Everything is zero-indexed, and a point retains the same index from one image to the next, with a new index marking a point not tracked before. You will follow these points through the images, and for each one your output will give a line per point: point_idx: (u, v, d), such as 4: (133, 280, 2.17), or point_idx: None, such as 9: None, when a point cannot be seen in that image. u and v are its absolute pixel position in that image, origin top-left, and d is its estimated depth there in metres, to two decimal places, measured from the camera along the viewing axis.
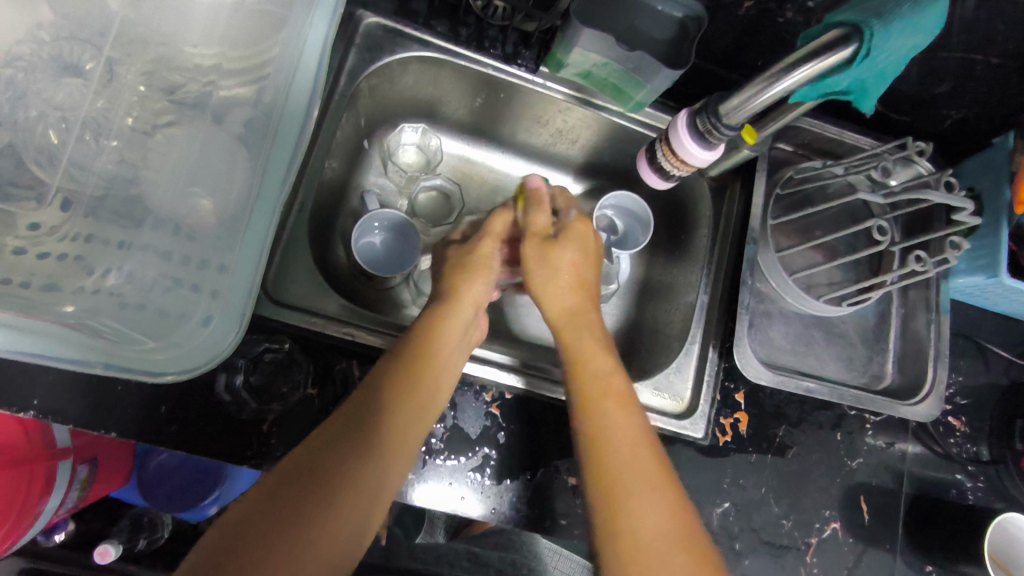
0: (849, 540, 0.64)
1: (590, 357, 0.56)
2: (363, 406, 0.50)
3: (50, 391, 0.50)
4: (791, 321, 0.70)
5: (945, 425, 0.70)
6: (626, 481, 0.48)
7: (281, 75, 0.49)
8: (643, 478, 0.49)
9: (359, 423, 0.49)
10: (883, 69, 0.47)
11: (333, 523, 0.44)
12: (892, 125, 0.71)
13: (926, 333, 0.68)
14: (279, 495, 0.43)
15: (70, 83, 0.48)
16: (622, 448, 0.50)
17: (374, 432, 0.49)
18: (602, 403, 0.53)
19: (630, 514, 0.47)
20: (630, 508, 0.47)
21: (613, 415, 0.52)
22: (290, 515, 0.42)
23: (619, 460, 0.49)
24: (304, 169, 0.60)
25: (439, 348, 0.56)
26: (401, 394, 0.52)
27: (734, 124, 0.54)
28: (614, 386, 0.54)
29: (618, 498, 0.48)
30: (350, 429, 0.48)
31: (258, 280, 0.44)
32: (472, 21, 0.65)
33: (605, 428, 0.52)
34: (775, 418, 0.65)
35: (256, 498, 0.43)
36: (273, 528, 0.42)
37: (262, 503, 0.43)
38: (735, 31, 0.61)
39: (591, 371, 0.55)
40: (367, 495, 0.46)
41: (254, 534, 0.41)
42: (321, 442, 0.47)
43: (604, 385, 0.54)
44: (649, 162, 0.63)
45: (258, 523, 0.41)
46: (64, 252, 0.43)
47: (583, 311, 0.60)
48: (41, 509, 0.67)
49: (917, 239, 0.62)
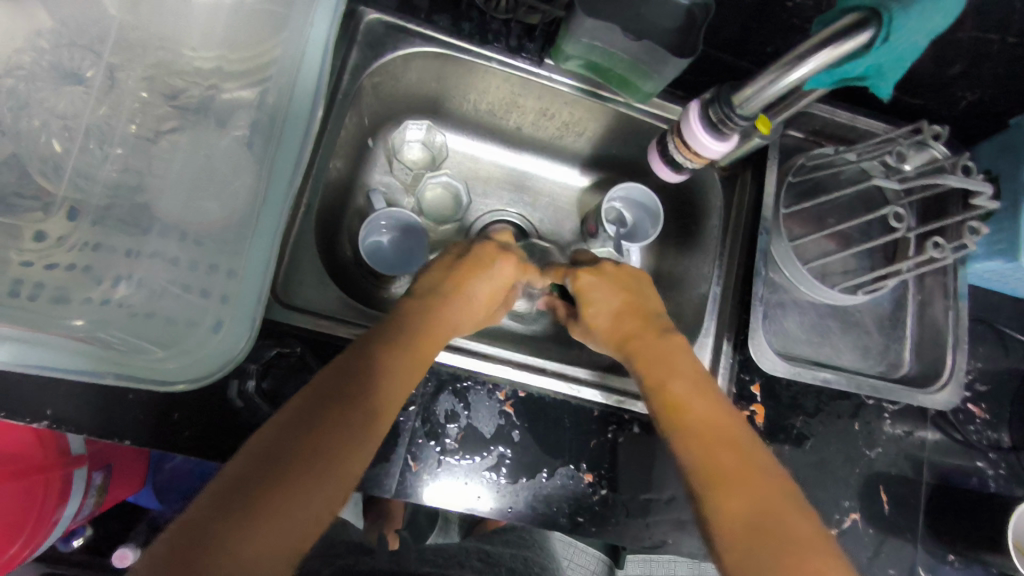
0: (869, 530, 0.63)
1: (673, 368, 0.54)
2: (328, 380, 0.46)
3: (63, 401, 0.50)
4: (806, 311, 0.69)
5: (965, 413, 0.69)
6: (735, 469, 0.47)
7: (283, 77, 0.48)
8: (749, 467, 0.47)
9: (328, 398, 0.44)
10: (901, 53, 0.45)
11: (308, 503, 0.40)
12: (905, 109, 0.70)
13: (944, 319, 0.67)
14: (248, 475, 0.39)
15: (71, 91, 0.47)
16: (721, 458, 0.48)
17: (360, 401, 0.45)
18: (693, 410, 0.51)
19: (741, 495, 0.45)
20: (747, 498, 0.45)
21: (698, 414, 0.51)
22: (262, 495, 0.38)
23: (728, 455, 0.48)
24: (310, 171, 0.59)
25: (429, 336, 0.53)
26: (374, 369, 0.48)
27: (747, 114, 0.52)
28: (695, 388, 0.53)
29: (728, 478, 0.46)
30: (316, 403, 0.44)
31: (267, 288, 0.43)
32: (474, 15, 0.64)
33: (701, 428, 0.50)
34: (791, 409, 0.65)
35: (221, 481, 0.40)
36: (241, 509, 0.37)
37: (230, 485, 0.39)
38: (742, 17, 0.61)
39: (677, 378, 0.53)
40: (337, 475, 0.42)
41: (222, 516, 0.37)
42: (289, 418, 0.43)
43: (693, 388, 0.53)
44: (661, 155, 0.61)
45: (219, 502, 0.38)
46: (71, 262, 0.43)
47: (642, 330, 0.58)
48: (58, 516, 0.68)
49: (934, 225, 0.60)
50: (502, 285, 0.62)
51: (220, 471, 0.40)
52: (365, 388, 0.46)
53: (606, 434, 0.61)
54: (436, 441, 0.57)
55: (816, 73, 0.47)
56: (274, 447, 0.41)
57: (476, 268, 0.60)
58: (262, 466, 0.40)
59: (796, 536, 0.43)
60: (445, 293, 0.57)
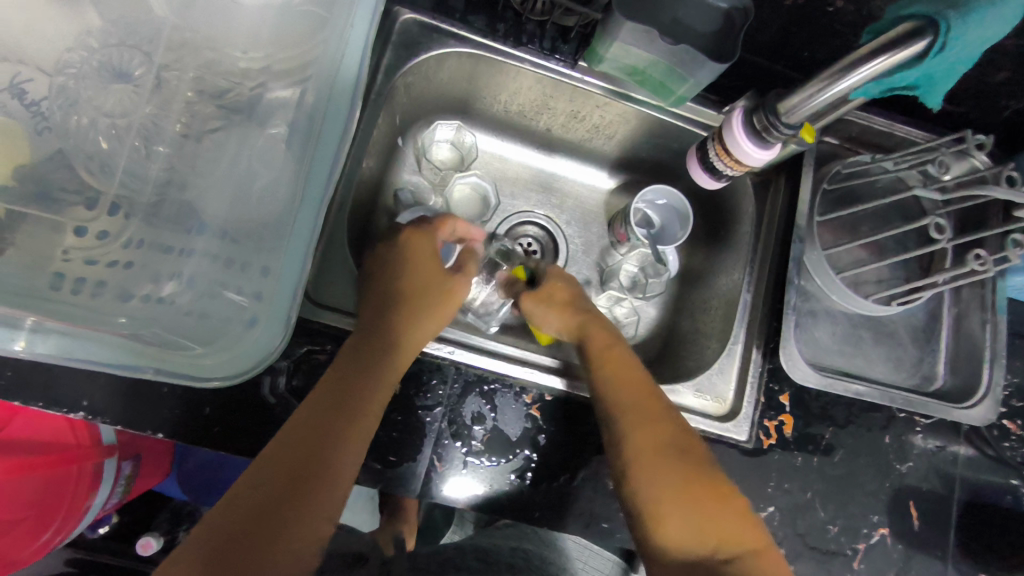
0: (898, 546, 0.62)
1: (618, 352, 0.60)
2: (321, 401, 0.50)
3: (99, 393, 0.51)
4: (837, 320, 0.67)
5: (1000, 429, 0.68)
6: (665, 483, 0.52)
7: (323, 76, 0.48)
8: (678, 473, 0.53)
9: (313, 423, 0.48)
10: (956, 62, 0.44)
11: (315, 528, 0.45)
12: (945, 118, 0.68)
13: (981, 332, 0.65)
14: (256, 508, 0.44)
15: (119, 90, 0.48)
16: (644, 427, 0.55)
17: (342, 422, 0.49)
18: (639, 406, 0.56)
19: (674, 505, 0.52)
20: (673, 510, 0.52)
21: (627, 387, 0.57)
22: (271, 524, 0.44)
23: (658, 457, 0.53)
24: (344, 169, 0.60)
25: (400, 339, 0.55)
26: (365, 389, 0.51)
27: (792, 123, 0.51)
28: (637, 382, 0.58)
29: (658, 486, 0.52)
30: (307, 433, 0.48)
31: (303, 285, 0.43)
32: (510, 16, 0.64)
33: (635, 424, 0.55)
34: (821, 420, 0.64)
35: (228, 508, 0.44)
36: (251, 539, 0.43)
37: (242, 516, 0.43)
38: (782, 21, 0.60)
39: (622, 361, 0.59)
40: (334, 496, 0.47)
41: (237, 548, 0.42)
42: (280, 448, 0.47)
43: (637, 384, 0.58)
44: (701, 162, 0.61)
45: (240, 522, 0.43)
46: (126, 259, 0.44)
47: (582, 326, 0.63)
48: (89, 504, 0.69)
49: (976, 238, 0.59)
50: (434, 275, 0.62)
51: (226, 500, 0.45)
52: (351, 414, 0.49)
53: None
54: (462, 442, 0.57)
55: (866, 83, 0.46)
56: (277, 479, 0.45)
57: (412, 261, 0.62)
58: (264, 498, 0.45)
59: (724, 533, 0.51)
60: (393, 300, 0.58)
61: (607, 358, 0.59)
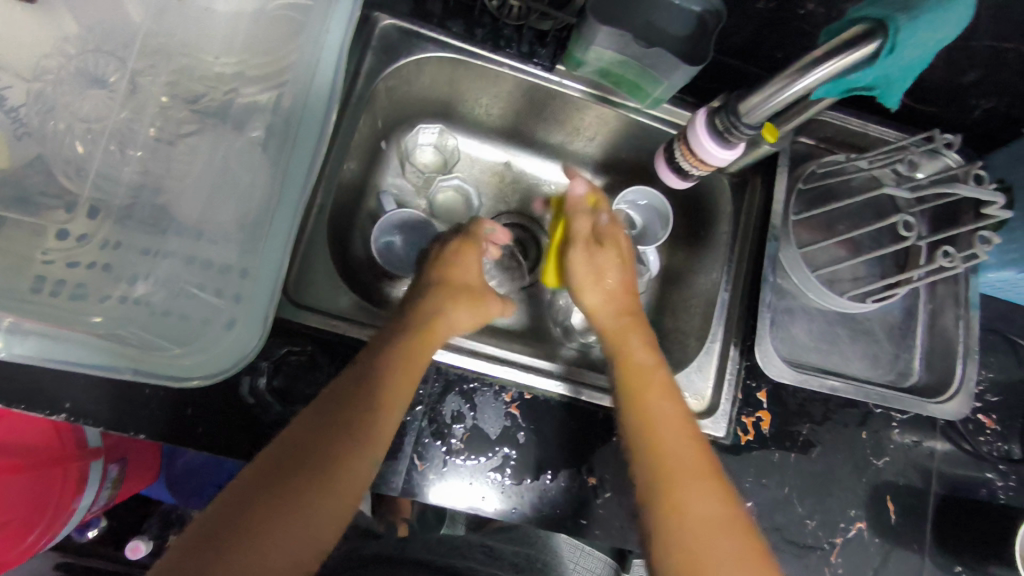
0: (875, 540, 0.63)
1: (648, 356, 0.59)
2: (330, 397, 0.49)
3: (80, 394, 0.51)
4: (814, 318, 0.68)
5: (975, 423, 0.69)
6: (684, 491, 0.50)
7: (299, 81, 0.49)
8: (698, 479, 0.51)
9: (319, 424, 0.47)
10: (910, 62, 0.45)
11: (302, 531, 0.42)
12: (917, 117, 0.70)
13: (954, 329, 0.66)
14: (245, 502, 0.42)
15: (95, 94, 0.49)
16: (661, 429, 0.54)
17: (344, 423, 0.47)
18: (658, 405, 0.55)
19: (693, 517, 0.49)
20: (695, 524, 0.49)
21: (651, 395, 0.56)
22: (255, 519, 0.41)
23: (673, 458, 0.52)
24: (324, 171, 0.60)
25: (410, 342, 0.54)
26: (370, 385, 0.50)
27: (752, 123, 0.53)
28: (660, 383, 0.57)
29: (676, 497, 0.50)
30: (308, 433, 0.46)
31: (279, 284, 0.44)
32: (488, 22, 0.65)
33: (652, 421, 0.54)
34: (798, 416, 0.65)
35: (226, 499, 0.43)
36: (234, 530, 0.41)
37: (230, 508, 0.42)
38: (753, 24, 0.61)
39: (649, 366, 0.58)
40: (330, 500, 0.44)
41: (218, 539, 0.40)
42: (281, 447, 0.45)
43: (659, 386, 0.56)
44: (668, 162, 0.62)
45: (228, 518, 0.41)
46: (94, 260, 0.44)
47: (618, 322, 0.62)
48: (75, 506, 0.70)
49: (945, 234, 0.60)
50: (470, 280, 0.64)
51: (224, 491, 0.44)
52: (353, 417, 0.47)
53: (610, 436, 0.61)
54: (442, 440, 0.58)
55: (823, 83, 0.47)
56: (269, 475, 0.44)
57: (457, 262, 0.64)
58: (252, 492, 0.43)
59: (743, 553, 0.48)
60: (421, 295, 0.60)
61: (635, 364, 0.58)
